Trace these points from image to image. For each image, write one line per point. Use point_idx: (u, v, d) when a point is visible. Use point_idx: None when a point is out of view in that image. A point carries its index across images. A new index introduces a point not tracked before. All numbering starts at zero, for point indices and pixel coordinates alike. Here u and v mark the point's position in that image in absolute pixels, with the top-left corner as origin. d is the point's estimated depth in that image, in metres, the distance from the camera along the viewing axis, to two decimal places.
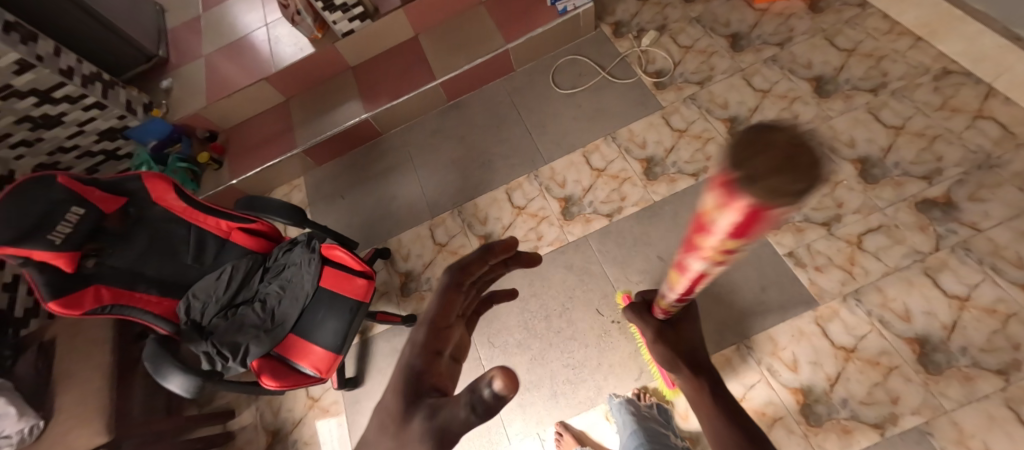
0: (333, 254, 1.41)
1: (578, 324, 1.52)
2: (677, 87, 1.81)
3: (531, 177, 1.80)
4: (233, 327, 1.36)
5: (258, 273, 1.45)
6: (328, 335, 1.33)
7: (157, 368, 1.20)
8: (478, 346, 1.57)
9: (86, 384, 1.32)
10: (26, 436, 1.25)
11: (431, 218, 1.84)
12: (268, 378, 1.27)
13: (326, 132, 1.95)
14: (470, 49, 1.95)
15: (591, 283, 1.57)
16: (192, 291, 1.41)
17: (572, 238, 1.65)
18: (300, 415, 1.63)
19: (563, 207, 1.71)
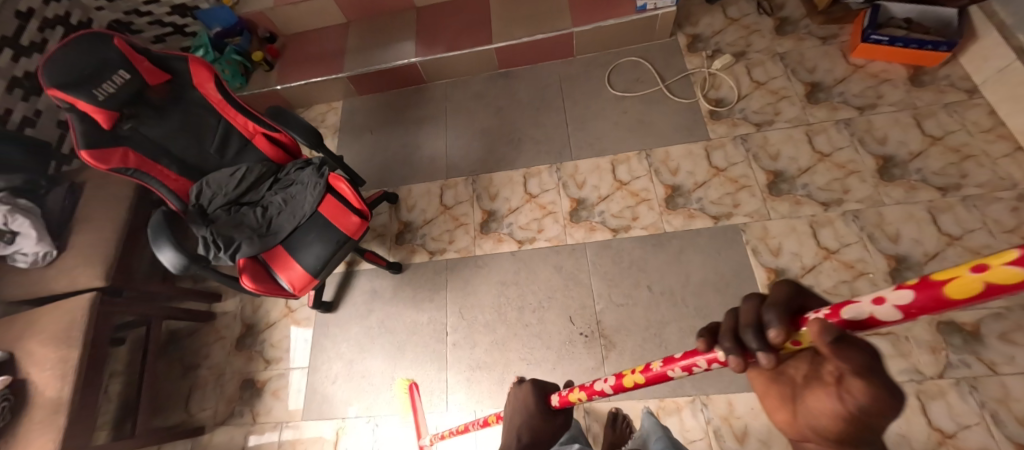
0: (338, 186, 1.42)
1: (547, 325, 1.52)
2: (732, 121, 1.69)
3: (553, 169, 1.77)
4: (232, 223, 1.39)
5: (270, 181, 1.48)
6: (311, 256, 1.33)
7: (155, 238, 1.23)
8: (447, 312, 1.61)
9: (99, 230, 1.42)
10: (39, 259, 1.39)
11: (446, 178, 1.86)
12: (247, 279, 1.29)
13: (375, 65, 1.97)
14: (536, 21, 1.89)
15: (573, 290, 1.55)
16: (206, 179, 1.43)
17: (571, 241, 1.62)
18: (274, 319, 1.74)
19: (573, 207, 1.68)
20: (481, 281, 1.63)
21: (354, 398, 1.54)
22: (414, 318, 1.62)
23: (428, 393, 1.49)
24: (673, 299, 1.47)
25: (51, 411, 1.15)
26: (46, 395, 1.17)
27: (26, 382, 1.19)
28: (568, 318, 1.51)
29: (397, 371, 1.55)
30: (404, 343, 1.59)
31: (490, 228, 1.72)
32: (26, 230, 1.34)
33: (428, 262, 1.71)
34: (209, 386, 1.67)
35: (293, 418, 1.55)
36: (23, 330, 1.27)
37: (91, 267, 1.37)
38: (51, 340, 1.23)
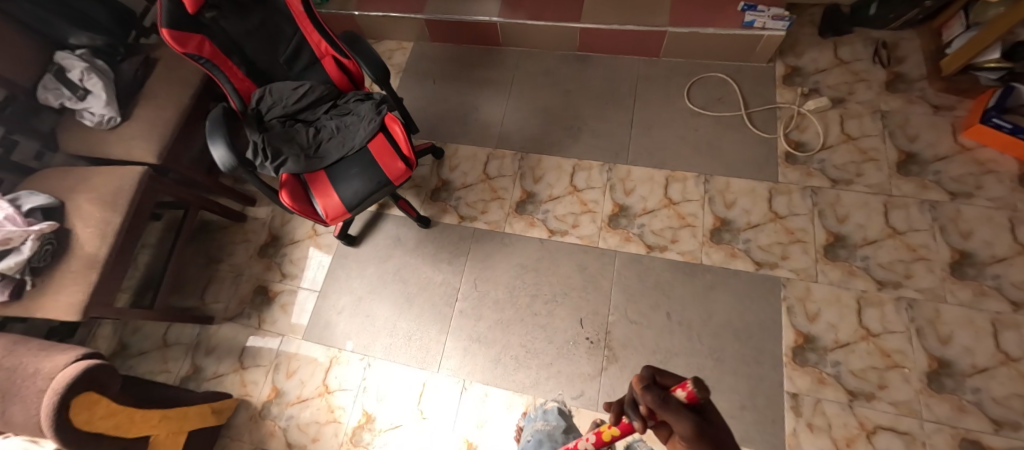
0: (392, 128, 1.40)
1: (555, 320, 1.49)
2: (808, 170, 1.57)
3: (604, 168, 1.71)
4: (284, 136, 1.40)
5: (329, 104, 1.47)
6: (349, 190, 1.34)
7: (211, 131, 1.25)
8: (462, 279, 1.60)
9: (161, 108, 1.45)
10: (103, 122, 1.41)
11: (495, 147, 1.83)
12: (286, 195, 1.31)
13: (455, 15, 1.92)
14: (631, 11, 1.78)
15: (589, 294, 1.51)
16: (270, 87, 1.44)
17: (601, 245, 1.58)
18: (299, 237, 1.78)
19: (613, 212, 1.63)
20: (502, 259, 1.61)
21: (354, 333, 1.58)
22: (429, 275, 1.63)
23: (423, 350, 1.51)
24: (690, 333, 1.41)
25: (86, 267, 1.22)
26: (85, 249, 1.23)
27: (69, 233, 1.26)
28: (578, 320, 1.48)
29: (400, 320, 1.57)
30: (413, 296, 1.61)
31: (525, 209, 1.69)
32: (97, 90, 1.38)
33: (456, 225, 1.70)
34: (226, 282, 1.75)
35: (295, 334, 1.61)
36: (76, 184, 1.34)
37: (147, 142, 1.41)
38: (99, 200, 1.30)
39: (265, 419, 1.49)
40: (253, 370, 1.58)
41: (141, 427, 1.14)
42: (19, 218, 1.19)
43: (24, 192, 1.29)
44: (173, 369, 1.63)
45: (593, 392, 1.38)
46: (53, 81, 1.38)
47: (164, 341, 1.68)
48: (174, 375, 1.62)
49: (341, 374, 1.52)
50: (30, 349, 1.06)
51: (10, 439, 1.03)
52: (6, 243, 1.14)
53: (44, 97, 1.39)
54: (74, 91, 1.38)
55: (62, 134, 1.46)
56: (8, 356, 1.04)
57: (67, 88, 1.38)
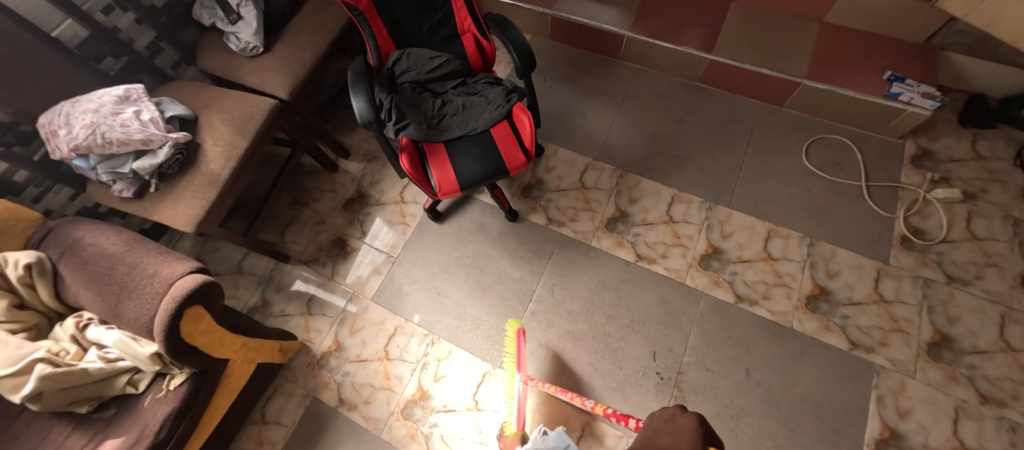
0: (518, 118, 1.39)
1: (627, 347, 1.45)
2: (922, 259, 1.49)
3: (704, 205, 1.65)
4: (411, 101, 1.41)
5: (458, 80, 1.47)
6: (465, 169, 1.33)
7: (354, 83, 1.27)
8: (539, 281, 1.57)
9: (299, 47, 1.47)
10: (246, 50, 1.44)
11: (595, 158, 1.78)
12: (405, 160, 1.32)
13: (585, 19, 1.88)
14: (770, 55, 1.71)
15: (668, 330, 1.46)
16: (408, 50, 1.45)
17: (689, 283, 1.52)
18: (384, 200, 1.78)
19: (706, 252, 1.57)
20: (584, 271, 1.57)
21: (422, 307, 1.57)
22: (507, 268, 1.60)
23: (488, 341, 1.49)
24: (767, 396, 1.34)
25: (207, 184, 1.25)
26: (210, 167, 1.27)
27: (198, 147, 1.29)
28: (651, 353, 1.43)
29: (470, 307, 1.55)
30: (488, 285, 1.58)
31: (616, 227, 1.65)
32: (249, 18, 1.41)
33: (543, 226, 1.67)
34: (307, 226, 1.76)
35: (364, 294, 1.62)
36: (210, 102, 1.37)
37: (281, 76, 1.43)
38: (231, 123, 1.33)
39: (322, 369, 1.51)
40: (319, 318, 1.59)
41: (227, 349, 1.15)
42: (163, 124, 1.21)
43: (166, 97, 1.32)
44: (241, 297, 1.65)
45: None
46: (211, 1, 1.43)
47: (238, 268, 1.70)
48: (242, 304, 1.64)
49: (403, 345, 1.52)
50: (151, 250, 1.09)
51: (113, 331, 1.06)
52: (147, 145, 1.17)
53: (199, 14, 1.44)
54: (227, 14, 1.42)
55: (202, 50, 1.50)
56: (130, 253, 1.08)
57: (222, 10, 1.42)
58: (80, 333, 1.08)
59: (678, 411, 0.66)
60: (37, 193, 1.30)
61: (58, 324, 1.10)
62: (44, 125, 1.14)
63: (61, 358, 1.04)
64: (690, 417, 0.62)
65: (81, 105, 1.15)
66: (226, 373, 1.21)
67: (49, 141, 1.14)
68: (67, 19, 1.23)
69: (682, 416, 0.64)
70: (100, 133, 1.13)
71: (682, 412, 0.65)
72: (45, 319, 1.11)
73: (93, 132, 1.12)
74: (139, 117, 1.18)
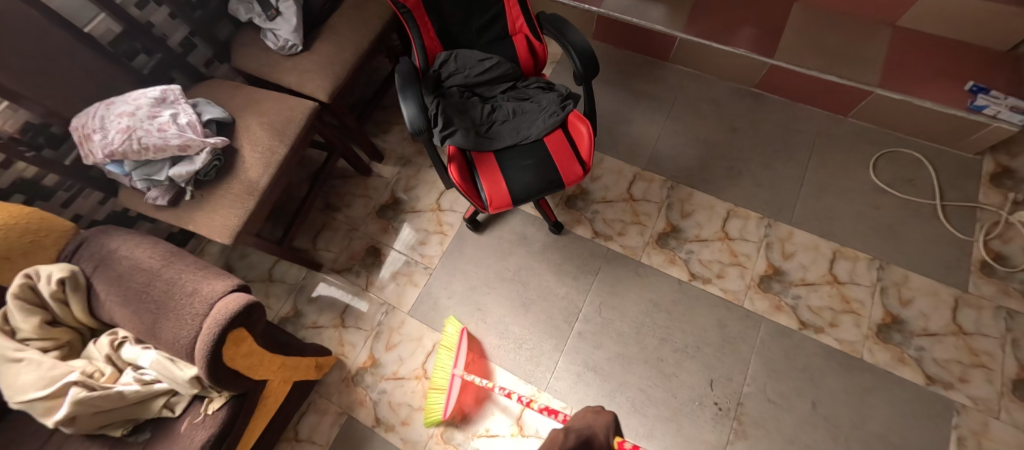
0: (574, 127, 1.29)
1: (681, 373, 1.36)
2: (1005, 287, 1.37)
3: (762, 222, 1.53)
4: (460, 106, 1.32)
5: (507, 84, 1.37)
6: (517, 181, 1.25)
7: (404, 88, 1.19)
8: (586, 299, 1.48)
9: (339, 46, 1.38)
10: (285, 48, 1.36)
11: (643, 167, 1.67)
12: (454, 170, 1.24)
13: (634, 19, 1.76)
14: (838, 61, 1.59)
15: (725, 357, 1.36)
16: (456, 52, 1.35)
17: (748, 306, 1.42)
18: (420, 207, 1.69)
19: (766, 273, 1.46)
20: (633, 290, 1.48)
21: (462, 323, 1.49)
22: (552, 284, 1.52)
23: (532, 362, 1.42)
24: (836, 433, 1.25)
25: (245, 193, 1.18)
26: (248, 174, 1.20)
27: (235, 153, 1.22)
28: (707, 381, 1.34)
29: (512, 324, 1.47)
30: (531, 302, 1.50)
31: (667, 243, 1.54)
32: (289, 14, 1.32)
33: (589, 240, 1.57)
34: (339, 233, 1.68)
35: (400, 307, 1.54)
36: (247, 104, 1.29)
37: (321, 77, 1.35)
38: (269, 127, 1.25)
39: (357, 386, 1.44)
40: (353, 331, 1.52)
41: (266, 370, 1.08)
42: (201, 128, 1.14)
43: (202, 99, 1.25)
44: (273, 306, 1.59)
45: None
46: None
47: (269, 275, 1.64)
48: (273, 314, 1.57)
49: None
50: (189, 264, 1.02)
51: (150, 351, 0.99)
52: (184, 151, 1.10)
53: (235, 9, 1.36)
54: (265, 10, 1.33)
55: (237, 48, 1.42)
56: (167, 268, 1.01)
57: (259, 6, 1.34)
58: (114, 353, 1.01)
59: (596, 409, 0.80)
60: (67, 198, 1.23)
61: (92, 342, 1.03)
62: (78, 128, 1.08)
63: (96, 380, 0.97)
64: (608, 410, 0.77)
65: (117, 107, 1.09)
66: (264, 394, 1.13)
67: (82, 146, 1.08)
68: (100, 14, 1.16)
69: (602, 412, 0.77)
70: (136, 138, 1.06)
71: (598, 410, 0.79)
72: (78, 336, 1.05)
73: (129, 137, 1.05)
74: (176, 121, 1.11)
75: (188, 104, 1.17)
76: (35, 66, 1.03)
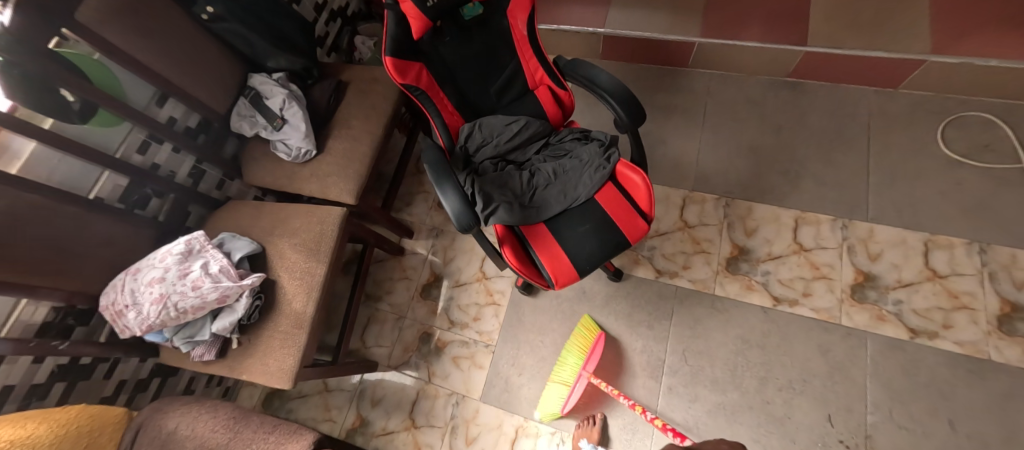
0: (626, 176, 1.19)
1: (794, 414, 1.25)
2: None
3: (837, 224, 1.40)
4: (497, 180, 1.22)
5: (540, 143, 1.27)
6: (578, 250, 1.14)
7: (440, 181, 1.10)
8: (667, 349, 1.36)
9: (354, 141, 1.29)
10: (298, 156, 1.26)
11: (692, 188, 1.53)
12: (509, 252, 1.14)
13: (643, 32, 1.63)
14: (877, 33, 1.45)
15: (837, 385, 1.25)
16: (479, 121, 1.25)
17: (846, 323, 1.30)
18: (466, 279, 1.54)
19: (856, 281, 1.33)
20: (716, 329, 1.36)
21: (587, 403, 1.35)
22: (626, 339, 1.39)
23: (627, 430, 1.30)
24: None
25: (295, 326, 1.11)
26: (293, 306, 1.13)
27: (275, 285, 1.15)
28: (826, 416, 1.23)
29: (596, 391, 1.35)
30: (610, 363, 1.37)
31: (739, 268, 1.41)
32: (296, 121, 1.24)
33: (654, 282, 1.44)
34: (387, 326, 1.54)
35: (471, 394, 1.41)
36: (275, 227, 1.22)
37: (341, 178, 1.26)
38: (303, 248, 1.18)
39: None
40: (428, 431, 1.40)
41: None
42: (233, 270, 1.08)
43: (226, 233, 1.19)
44: (337, 418, 1.47)
45: None
46: (250, 110, 1.27)
47: (325, 385, 1.52)
48: (339, 427, 1.46)
49: None
50: (256, 431, 0.99)
51: None
52: (222, 302, 1.04)
53: (239, 124, 1.28)
54: (271, 120, 1.24)
55: (247, 163, 1.34)
56: (236, 442, 0.97)
57: (265, 117, 1.25)
58: None
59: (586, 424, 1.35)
60: (107, 367, 1.17)
61: None
62: (108, 307, 1.01)
63: None
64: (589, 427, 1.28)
65: (144, 274, 1.02)
66: None
67: (116, 323, 1.01)
68: (104, 172, 1.07)
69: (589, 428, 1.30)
70: (172, 305, 0.99)
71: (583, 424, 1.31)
72: None
73: (164, 306, 0.99)
74: (209, 272, 1.05)
75: (215, 248, 1.10)
76: (51, 254, 0.95)
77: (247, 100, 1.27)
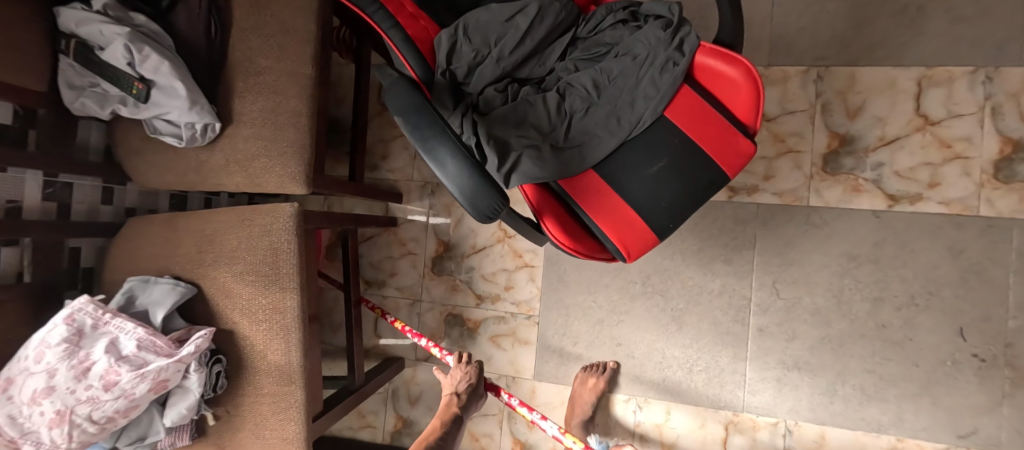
0: (710, 72, 0.75)
1: (918, 335, 1.01)
2: None
3: (976, 78, 1.01)
4: (511, 114, 0.79)
5: (563, 41, 0.83)
6: (653, 201, 0.76)
7: (425, 138, 0.65)
8: (754, 283, 1.08)
9: (276, 94, 0.83)
10: (197, 137, 0.82)
11: (767, 64, 1.10)
12: (552, 225, 0.77)
13: None
14: None
15: (975, 292, 0.99)
16: (465, 22, 0.77)
17: (987, 213, 0.99)
18: (484, 242, 1.20)
19: (1002, 154, 0.99)
20: (815, 249, 1.06)
21: (629, 358, 1.13)
22: (700, 281, 1.10)
23: (716, 383, 1.09)
24: None
25: (282, 385, 0.80)
26: (271, 359, 0.80)
27: (237, 336, 0.81)
28: (957, 331, 0.99)
29: (669, 347, 1.11)
30: (682, 313, 1.11)
31: (840, 166, 1.06)
32: (166, 80, 0.76)
33: (727, 203, 1.10)
34: (400, 315, 1.24)
35: (521, 374, 1.18)
36: (206, 254, 0.83)
37: (274, 159, 0.82)
38: (255, 276, 0.80)
39: None
40: (481, 421, 1.19)
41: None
42: (161, 339, 0.72)
43: (137, 278, 0.81)
44: (374, 424, 1.25)
45: (992, 428, 0.97)
46: (89, 74, 0.78)
47: None
48: (380, 432, 1.25)
49: (608, 422, 1.14)
50: None
51: None
52: (162, 388, 0.71)
53: (80, 103, 0.80)
54: (126, 87, 0.76)
55: (133, 159, 0.89)
56: None
57: (114, 84, 0.77)
58: None
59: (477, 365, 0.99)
60: None
61: None
62: None
63: None
64: (475, 367, 0.99)
65: (20, 388, 0.65)
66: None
67: None
68: None
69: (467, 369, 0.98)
70: (84, 421, 0.66)
71: (459, 364, 1.00)
72: None
73: (71, 426, 0.65)
74: (121, 353, 0.69)
75: (121, 311, 0.73)
76: None
77: (72, 58, 0.77)
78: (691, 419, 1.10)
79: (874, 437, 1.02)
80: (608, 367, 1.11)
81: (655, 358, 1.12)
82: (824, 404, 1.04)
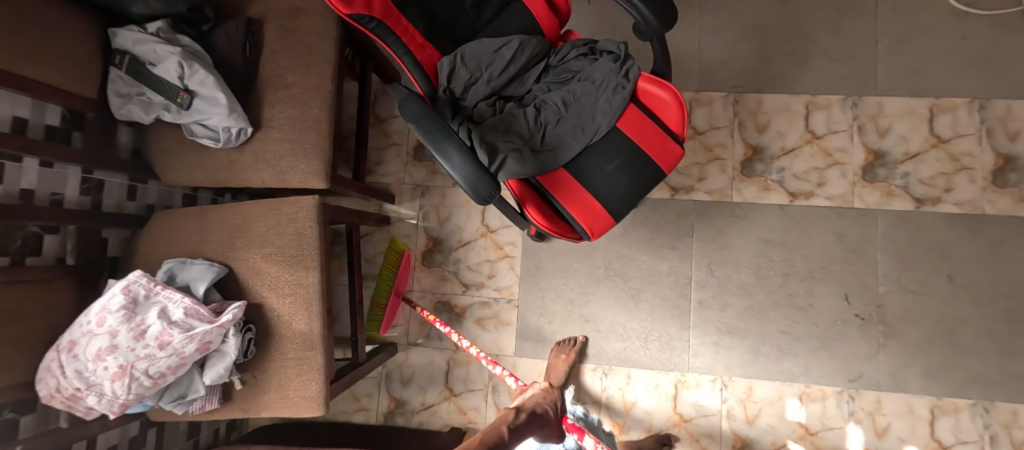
0: (649, 95, 1.00)
1: (817, 302, 1.28)
2: None
3: (847, 103, 1.33)
4: (499, 124, 0.99)
5: (538, 68, 1.05)
6: (610, 191, 0.98)
7: (434, 140, 0.81)
8: (693, 265, 1.32)
9: (301, 104, 0.98)
10: (230, 139, 0.96)
11: (697, 89, 1.38)
12: (533, 210, 0.97)
13: None
14: None
15: (855, 266, 1.28)
16: (462, 51, 0.98)
17: (860, 205, 1.30)
18: (469, 237, 1.38)
19: (867, 161, 1.31)
20: (738, 236, 1.32)
21: (595, 332, 1.33)
22: (651, 264, 1.33)
23: (666, 349, 1.31)
24: (977, 299, 1.23)
25: (304, 350, 0.92)
26: (295, 328, 0.93)
27: (263, 309, 0.94)
28: (844, 296, 1.27)
29: (629, 321, 1.32)
30: (638, 291, 1.33)
31: (754, 170, 1.34)
32: (208, 90, 0.90)
33: (670, 200, 1.35)
34: None
35: (503, 352, 1.34)
36: (235, 240, 0.96)
37: (299, 159, 0.97)
38: (281, 257, 0.94)
39: None
40: (468, 396, 1.33)
41: None
42: (203, 309, 0.84)
43: (173, 260, 0.93)
44: (369, 406, 1.37)
45: (873, 372, 1.24)
46: (136, 84, 0.91)
47: None
48: (374, 413, 1.36)
49: (578, 390, 1.32)
50: None
51: None
52: (206, 349, 0.82)
53: (126, 109, 0.93)
54: (171, 96, 0.89)
55: (165, 159, 1.01)
56: None
57: (160, 93, 0.90)
58: None
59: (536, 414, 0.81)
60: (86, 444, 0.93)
61: None
62: (52, 395, 0.77)
63: None
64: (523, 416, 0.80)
65: (84, 348, 0.77)
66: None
67: (75, 408, 0.79)
68: None
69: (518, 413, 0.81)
70: (141, 375, 0.77)
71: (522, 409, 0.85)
72: None
73: (131, 379, 0.76)
74: (171, 320, 0.80)
75: (167, 286, 0.85)
76: None
77: (124, 71, 0.90)
78: (647, 381, 1.31)
79: (789, 384, 1.26)
80: (576, 340, 1.30)
81: (617, 331, 1.33)
82: (750, 361, 1.28)
